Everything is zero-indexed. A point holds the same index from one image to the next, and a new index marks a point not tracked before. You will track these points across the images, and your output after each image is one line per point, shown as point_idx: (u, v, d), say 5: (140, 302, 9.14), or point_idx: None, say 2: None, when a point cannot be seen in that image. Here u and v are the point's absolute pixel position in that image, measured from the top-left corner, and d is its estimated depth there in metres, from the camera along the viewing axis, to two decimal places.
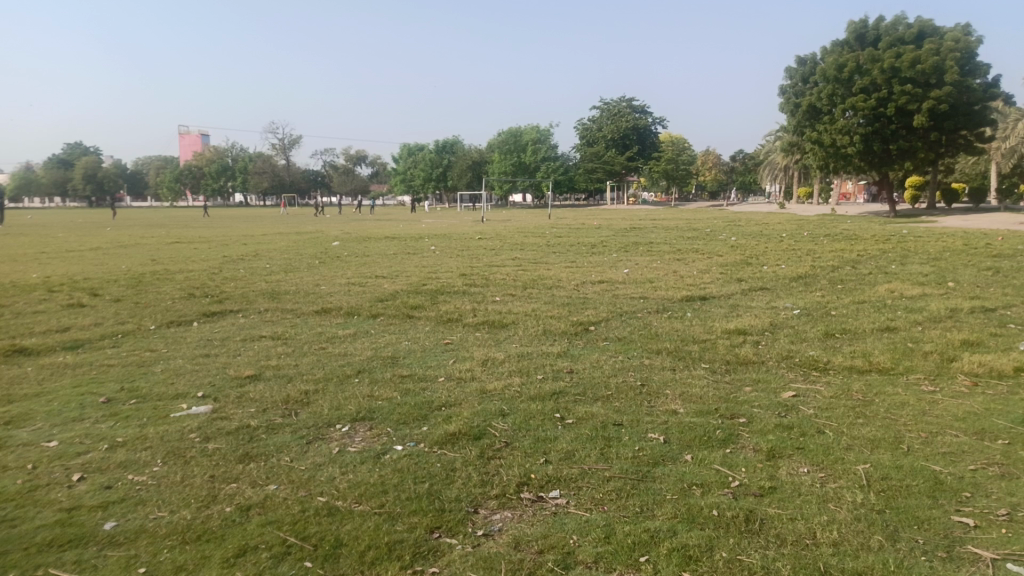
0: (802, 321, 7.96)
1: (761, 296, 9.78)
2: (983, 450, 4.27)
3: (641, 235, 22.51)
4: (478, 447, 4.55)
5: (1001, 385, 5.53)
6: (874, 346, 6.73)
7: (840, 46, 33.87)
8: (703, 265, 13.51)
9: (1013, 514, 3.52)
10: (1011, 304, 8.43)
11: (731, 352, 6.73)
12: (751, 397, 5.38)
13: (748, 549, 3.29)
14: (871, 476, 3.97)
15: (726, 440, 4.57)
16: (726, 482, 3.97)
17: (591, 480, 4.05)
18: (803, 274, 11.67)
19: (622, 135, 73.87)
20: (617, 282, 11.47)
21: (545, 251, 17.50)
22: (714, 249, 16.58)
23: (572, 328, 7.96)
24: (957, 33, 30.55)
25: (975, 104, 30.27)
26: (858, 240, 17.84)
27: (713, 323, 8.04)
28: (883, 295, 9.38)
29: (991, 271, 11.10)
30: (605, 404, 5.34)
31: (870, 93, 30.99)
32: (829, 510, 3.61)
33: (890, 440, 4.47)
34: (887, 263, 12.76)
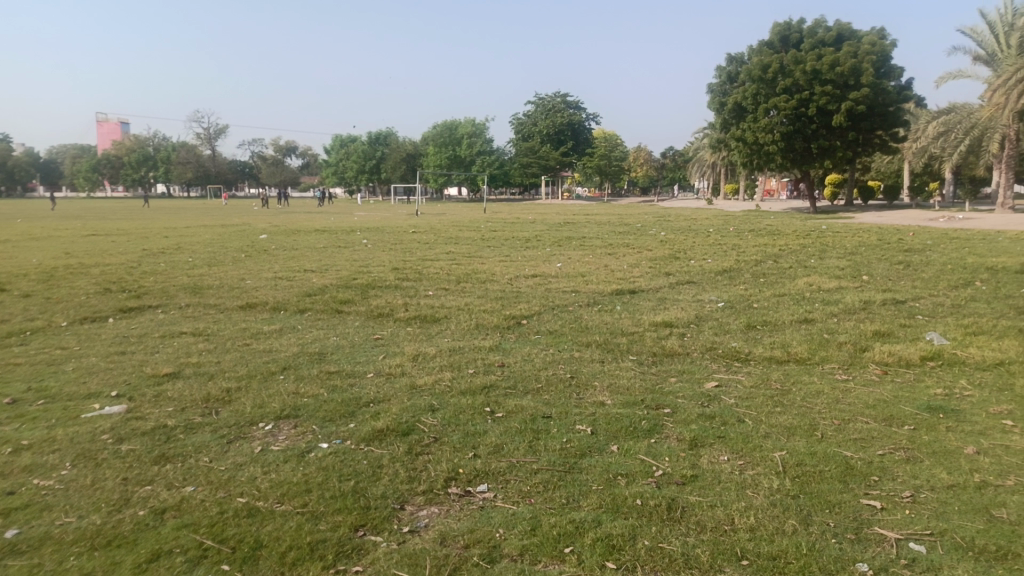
0: (725, 314, 8.18)
1: (688, 290, 10.01)
2: (890, 436, 4.49)
3: (574, 229, 22.69)
4: (406, 443, 4.51)
5: (908, 373, 5.82)
6: (792, 337, 6.99)
7: (764, 46, 34.96)
8: (633, 259, 13.73)
9: (916, 496, 3.71)
10: (920, 297, 8.87)
11: (658, 344, 6.86)
12: (676, 388, 5.51)
13: (670, 536, 3.36)
14: (787, 462, 4.12)
15: (652, 430, 4.65)
16: (650, 471, 4.05)
17: (519, 473, 4.06)
18: (728, 268, 12.01)
19: (557, 131, 74.50)
20: (550, 276, 11.52)
21: (479, 245, 17.44)
22: (644, 244, 16.88)
23: (504, 322, 7.95)
24: (873, 36, 32.12)
25: (889, 105, 31.94)
26: (780, 234, 18.50)
27: (642, 316, 8.18)
28: (803, 288, 9.73)
29: (902, 265, 11.66)
30: (535, 396, 5.37)
31: (793, 93, 32.13)
32: (747, 497, 3.72)
33: (805, 428, 4.64)
34: (806, 257, 13.27)
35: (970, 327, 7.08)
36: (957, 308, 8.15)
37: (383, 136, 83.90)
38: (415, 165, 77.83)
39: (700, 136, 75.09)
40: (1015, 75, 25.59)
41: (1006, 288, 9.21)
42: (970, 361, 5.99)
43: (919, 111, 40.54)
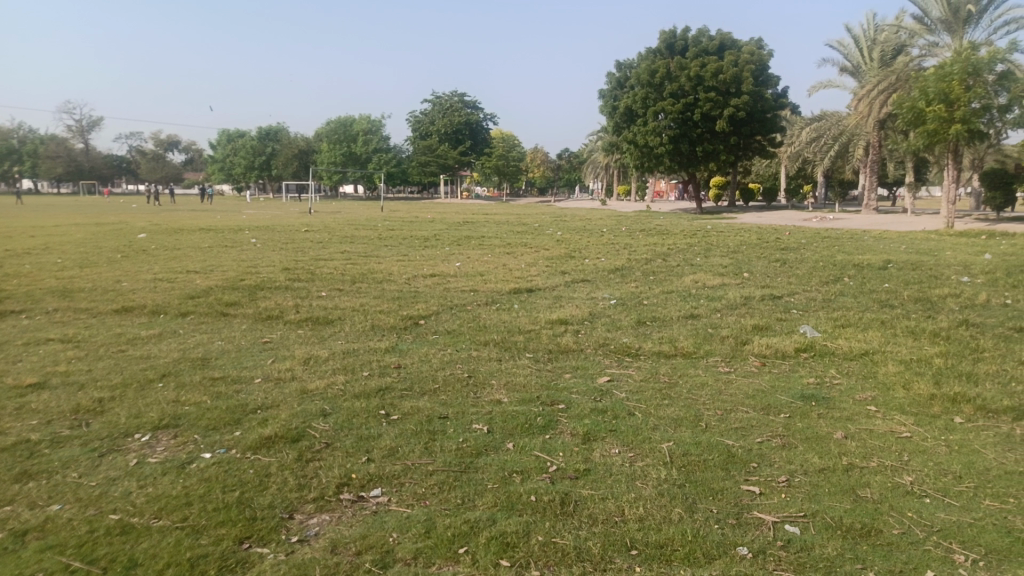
0: (618, 311, 8.42)
1: (583, 287, 10.23)
2: (768, 424, 4.74)
3: (472, 228, 22.70)
4: (296, 449, 4.36)
5: (784, 364, 6.18)
6: (679, 332, 7.26)
7: (653, 53, 36.22)
8: (530, 258, 13.88)
9: (791, 480, 3.93)
10: (795, 292, 9.44)
11: (554, 341, 6.96)
12: (570, 384, 5.61)
13: (563, 531, 3.41)
14: (673, 453, 4.27)
15: (547, 426, 4.71)
16: (544, 467, 4.09)
17: (414, 475, 4.01)
18: (620, 266, 12.36)
19: (454, 130, 74.42)
20: (448, 276, 11.46)
21: (375, 244, 17.11)
22: (541, 243, 17.08)
23: (400, 323, 7.83)
24: (752, 47, 34.00)
25: (767, 112, 33.92)
26: (669, 234, 19.21)
27: (538, 314, 8.28)
28: (690, 285, 10.13)
29: (779, 263, 12.38)
30: (431, 397, 5.33)
31: (679, 98, 33.46)
32: (636, 488, 3.83)
33: (691, 419, 4.84)
34: (693, 256, 13.86)
35: (839, 320, 7.61)
36: (827, 302, 8.73)
37: (274, 132, 80.91)
38: (308, 162, 75.49)
39: (594, 138, 77.00)
40: (878, 86, 27.68)
41: (870, 283, 9.96)
42: (838, 352, 6.43)
43: (794, 118, 43.21)
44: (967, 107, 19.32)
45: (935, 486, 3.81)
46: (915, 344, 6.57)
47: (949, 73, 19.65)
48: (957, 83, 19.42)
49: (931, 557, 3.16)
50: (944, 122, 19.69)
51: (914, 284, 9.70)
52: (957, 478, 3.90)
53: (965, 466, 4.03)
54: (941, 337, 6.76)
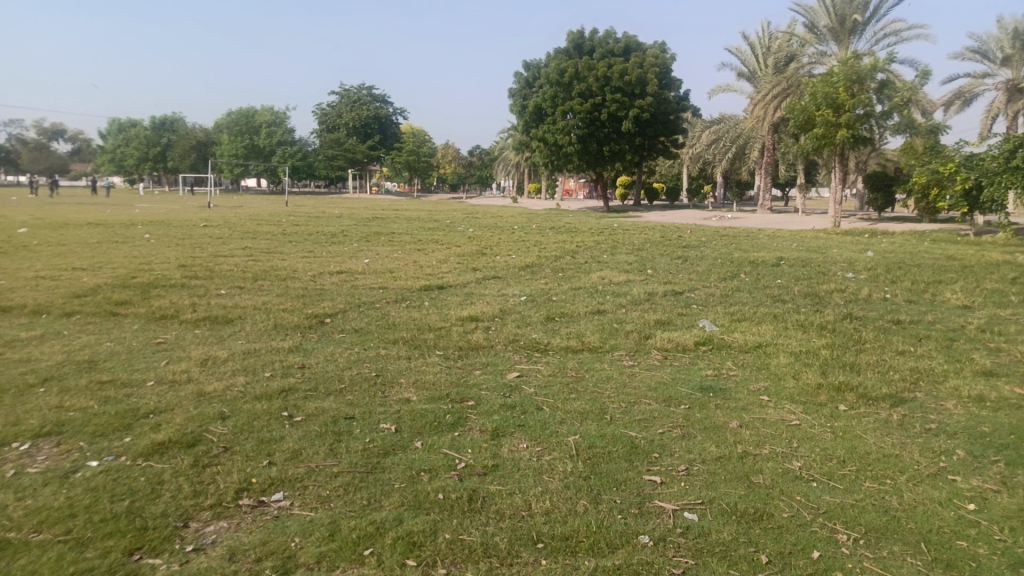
0: (527, 307, 8.50)
1: (494, 284, 10.26)
2: (669, 415, 4.91)
3: (381, 224, 22.35)
4: (192, 455, 4.17)
5: (685, 357, 6.41)
6: (586, 328, 7.41)
7: (561, 53, 36.72)
8: (441, 255, 13.80)
9: (690, 468, 4.08)
10: (696, 288, 9.81)
11: (464, 338, 6.95)
12: (479, 380, 5.62)
13: (470, 527, 3.42)
14: (579, 446, 4.35)
15: (456, 423, 4.70)
16: (452, 464, 4.08)
17: (318, 478, 3.91)
18: (530, 263, 12.47)
19: (363, 123, 73.14)
20: (356, 273, 11.26)
21: (279, 240, 16.57)
22: (452, 240, 17.04)
23: (305, 321, 7.63)
24: (656, 50, 35.15)
25: (670, 114, 35.10)
26: (578, 232, 19.54)
27: (449, 312, 8.25)
28: (596, 282, 10.35)
29: (681, 260, 12.83)
30: (337, 397, 5.21)
31: (587, 98, 34.06)
32: (543, 481, 3.89)
33: (596, 412, 4.94)
34: (600, 253, 14.16)
35: (735, 314, 7.97)
36: (725, 298, 9.11)
37: (170, 123, 77.05)
38: (206, 154, 72.26)
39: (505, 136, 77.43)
40: (773, 91, 29.13)
41: (764, 279, 10.49)
42: (735, 344, 6.73)
43: (695, 120, 44.90)
44: (851, 113, 20.61)
45: (821, 470, 4.05)
46: (804, 336, 6.96)
47: (835, 81, 20.93)
48: (843, 90, 20.70)
49: (817, 538, 3.36)
50: (831, 126, 20.92)
51: (804, 280, 10.28)
52: (840, 462, 4.16)
53: (848, 451, 4.30)
54: (828, 330, 7.19)
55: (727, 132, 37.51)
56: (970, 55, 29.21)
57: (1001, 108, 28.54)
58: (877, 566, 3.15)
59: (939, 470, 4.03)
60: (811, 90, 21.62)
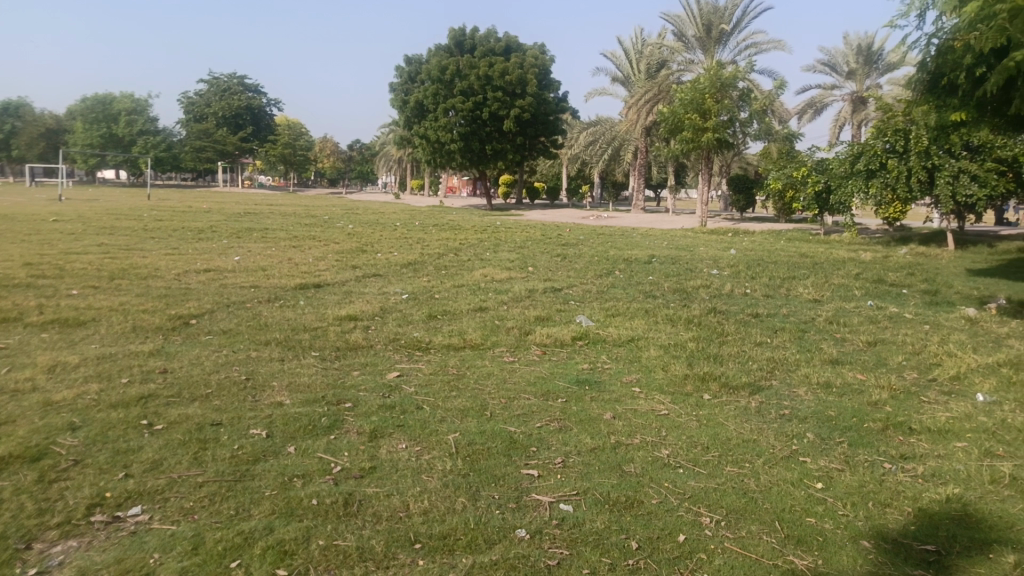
0: (408, 305, 8.40)
1: (374, 282, 10.07)
2: (547, 409, 5.00)
3: (254, 220, 21.42)
4: (37, 470, 3.82)
5: (563, 352, 6.56)
6: (468, 325, 7.42)
7: (442, 50, 36.54)
8: (318, 252, 13.40)
9: (566, 460, 4.18)
10: (574, 285, 10.05)
11: (341, 338, 6.77)
12: (357, 381, 5.48)
13: (345, 532, 3.33)
14: (458, 443, 4.35)
15: (332, 426, 4.57)
16: (327, 469, 3.96)
17: (181, 489, 3.69)
18: (412, 260, 12.33)
19: (234, 114, 69.97)
20: (226, 271, 10.72)
21: (140, 236, 15.49)
22: (330, 236, 16.59)
23: (168, 323, 7.17)
24: (535, 52, 35.89)
25: (549, 114, 35.97)
26: (460, 229, 19.52)
27: (326, 311, 8.00)
28: (478, 279, 10.39)
29: (560, 257, 13.12)
30: (204, 403, 4.94)
31: (468, 96, 34.12)
32: (421, 482, 3.85)
33: (476, 408, 4.96)
34: (482, 250, 14.23)
35: (610, 310, 8.24)
36: (602, 294, 9.40)
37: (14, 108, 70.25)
38: (57, 142, 66.59)
39: (386, 132, 76.30)
40: (645, 96, 30.40)
41: (637, 275, 10.90)
42: (609, 339, 6.96)
43: (573, 122, 46.09)
44: (716, 118, 21.83)
45: (687, 457, 4.26)
46: (673, 330, 7.29)
47: (701, 88, 22.08)
48: (708, 96, 21.89)
49: (682, 522, 3.53)
50: (698, 130, 22.03)
51: (674, 276, 10.77)
52: (705, 448, 4.39)
53: (711, 438, 4.54)
54: (694, 323, 7.58)
55: (603, 134, 38.70)
56: (820, 68, 31.67)
57: (846, 118, 31.15)
58: (737, 545, 3.34)
59: (792, 453, 4.34)
60: (680, 96, 22.70)
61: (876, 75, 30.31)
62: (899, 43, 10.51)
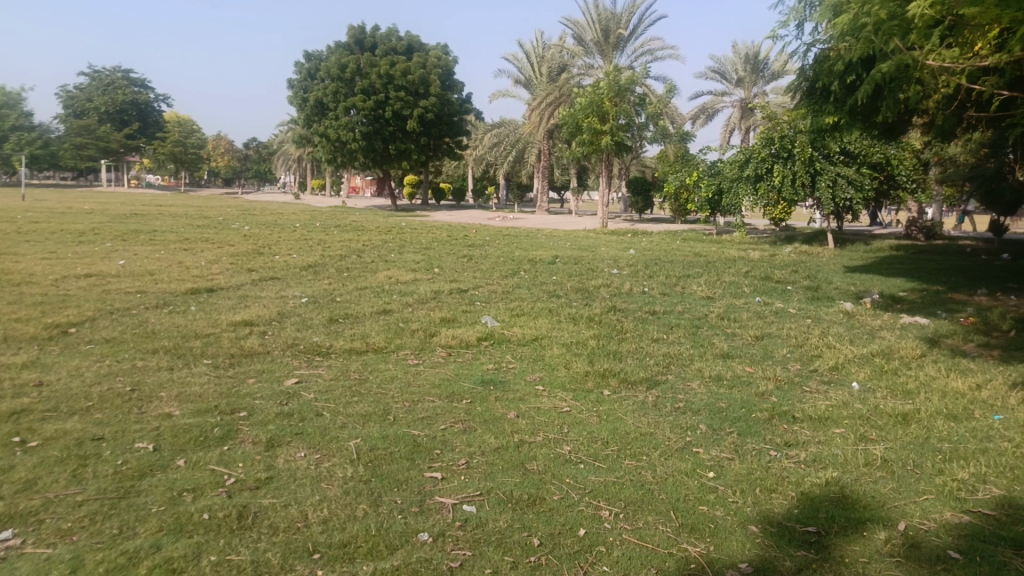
0: (308, 309, 8.18)
1: (271, 286, 9.75)
2: (451, 411, 4.99)
3: (142, 221, 20.32)
4: None
5: (468, 353, 6.56)
6: (371, 328, 7.30)
7: (342, 48, 35.83)
8: (212, 255, 12.84)
9: (469, 462, 4.18)
10: (479, 285, 10.08)
11: (236, 345, 6.52)
12: (254, 389, 5.29)
13: (239, 546, 3.21)
14: (360, 449, 4.27)
15: (225, 437, 4.39)
16: (220, 481, 3.81)
17: (57, 509, 3.45)
18: (312, 263, 12.03)
19: (119, 109, 66.51)
20: (109, 276, 10.11)
21: (13, 239, 14.39)
22: (225, 238, 15.95)
23: (43, 333, 6.69)
24: (437, 53, 35.82)
25: (453, 115, 35.96)
26: (363, 230, 19.19)
27: (219, 316, 7.68)
28: (382, 281, 10.25)
29: (466, 258, 13.12)
30: (83, 417, 4.63)
31: (370, 95, 33.60)
32: (321, 490, 3.76)
33: (378, 413, 4.88)
34: (386, 252, 14.05)
35: (515, 310, 8.31)
36: (507, 294, 9.47)
37: None
38: None
39: (285, 130, 74.14)
40: (547, 99, 30.87)
41: (541, 276, 11.04)
42: (513, 339, 7.02)
43: (477, 123, 46.18)
44: (615, 122, 22.42)
45: (587, 453, 4.35)
46: (575, 328, 7.44)
47: (600, 92, 22.63)
48: (607, 100, 22.45)
49: (583, 517, 3.60)
50: (598, 133, 22.56)
51: (576, 276, 10.98)
52: (604, 443, 4.50)
53: (611, 433, 4.66)
54: (595, 322, 7.76)
55: (507, 135, 39.01)
56: (711, 75, 33.09)
57: (735, 124, 32.69)
58: (635, 537, 3.44)
59: (686, 444, 4.51)
60: (580, 100, 23.17)
61: (762, 83, 31.96)
62: (780, 54, 11.13)
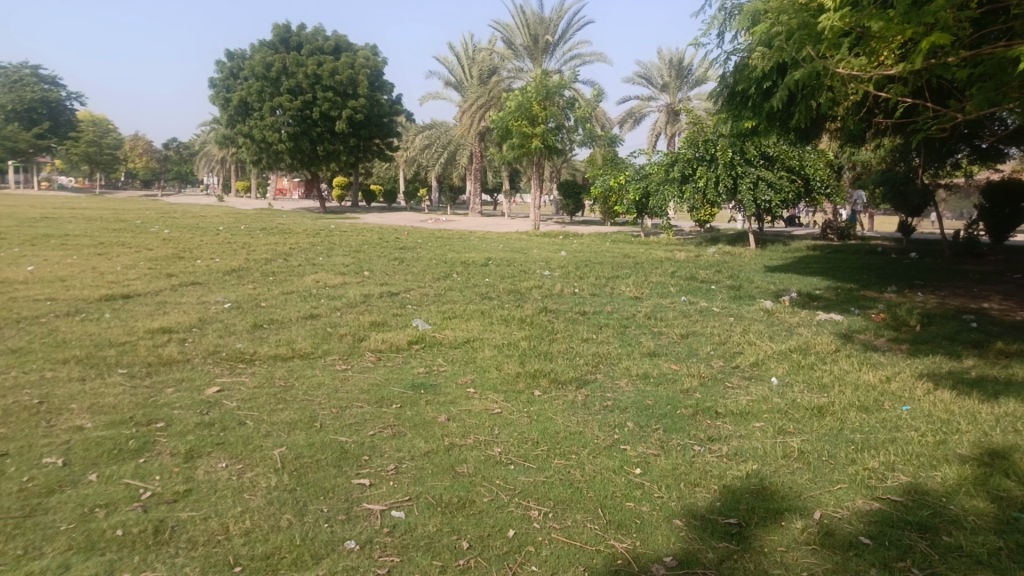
0: (231, 314, 7.95)
1: (193, 291, 9.43)
2: (381, 416, 4.93)
3: (54, 225, 19.30)
4: None
5: (398, 357, 6.50)
6: (297, 334, 7.14)
7: (267, 46, 35.00)
8: (128, 259, 12.31)
9: (399, 467, 4.14)
10: (410, 288, 10.00)
11: (154, 352, 6.28)
12: (172, 399, 5.10)
13: (155, 562, 3.10)
14: (285, 458, 4.17)
15: (141, 448, 4.22)
16: (136, 495, 3.66)
17: None
18: (236, 267, 11.69)
19: (27, 107, 62.00)
20: (16, 283, 9.57)
21: None
22: (143, 242, 15.32)
23: None
24: (365, 53, 35.39)
25: (382, 116, 35.61)
26: (291, 233, 18.76)
27: (136, 324, 7.38)
28: (309, 285, 10.05)
29: (397, 261, 13.01)
30: None
31: (296, 95, 32.92)
32: (243, 501, 3.66)
33: (305, 420, 4.78)
34: (314, 255, 13.78)
35: (447, 312, 8.27)
36: (438, 297, 9.41)
37: None
38: None
39: (208, 131, 71.78)
40: (478, 101, 30.90)
41: (474, 278, 11.05)
42: (445, 341, 6.99)
43: (407, 125, 45.81)
44: (544, 125, 22.63)
45: (517, 453, 4.38)
46: (507, 330, 7.46)
47: (529, 95, 22.80)
48: (536, 103, 22.64)
49: (512, 517, 3.61)
50: (527, 136, 22.72)
51: (508, 278, 11.02)
52: (534, 443, 4.53)
53: (541, 432, 4.70)
54: (527, 323, 7.80)
55: (439, 137, 38.83)
56: (638, 80, 33.78)
57: (661, 128, 33.48)
58: (563, 535, 3.48)
59: (614, 442, 4.59)
60: (510, 103, 23.29)
61: (687, 89, 32.81)
62: (701, 60, 11.47)
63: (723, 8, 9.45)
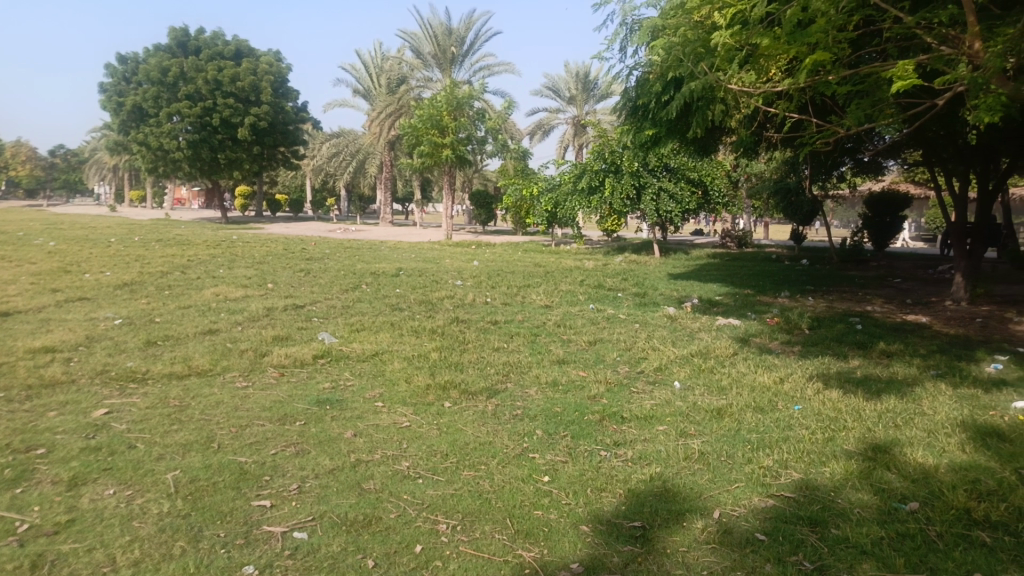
0: (122, 331, 7.54)
1: (80, 307, 8.89)
2: (283, 434, 4.78)
3: None
4: None
5: (302, 372, 6.33)
6: (195, 350, 6.84)
7: (162, 50, 33.54)
8: (7, 274, 11.48)
9: (302, 486, 4.02)
10: (316, 301, 9.78)
11: (34, 374, 5.87)
12: (54, 424, 4.77)
13: None
14: (179, 482, 3.98)
15: (17, 478, 3.93)
16: (11, 528, 3.41)
17: None
18: (128, 281, 11.09)
19: None
20: None
21: None
22: (24, 256, 14.33)
23: None
24: (268, 59, 34.46)
25: (287, 124, 34.75)
26: (189, 245, 17.97)
27: (15, 343, 6.88)
28: (208, 299, 9.66)
29: (302, 273, 12.69)
30: None
31: (196, 101, 31.68)
32: (132, 529, 3.46)
33: (201, 441, 4.58)
34: (214, 267, 13.28)
35: (354, 325, 8.12)
36: (345, 309, 9.24)
37: None
38: None
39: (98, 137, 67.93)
40: (387, 110, 30.68)
41: (383, 289, 10.91)
42: (352, 355, 6.85)
43: (314, 133, 44.83)
44: (454, 135, 22.66)
45: (426, 466, 4.34)
46: (416, 341, 7.40)
47: (438, 104, 22.76)
48: (445, 113, 22.64)
49: (419, 532, 3.57)
50: (437, 145, 22.67)
51: (418, 289, 10.95)
52: (443, 456, 4.50)
53: (449, 445, 4.68)
54: (437, 334, 7.76)
55: (347, 146, 38.16)
56: (546, 92, 34.31)
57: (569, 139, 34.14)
58: (471, 548, 3.47)
59: (523, 450, 4.62)
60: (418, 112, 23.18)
61: (593, 102, 33.57)
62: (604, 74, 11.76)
63: (624, 24, 9.73)
